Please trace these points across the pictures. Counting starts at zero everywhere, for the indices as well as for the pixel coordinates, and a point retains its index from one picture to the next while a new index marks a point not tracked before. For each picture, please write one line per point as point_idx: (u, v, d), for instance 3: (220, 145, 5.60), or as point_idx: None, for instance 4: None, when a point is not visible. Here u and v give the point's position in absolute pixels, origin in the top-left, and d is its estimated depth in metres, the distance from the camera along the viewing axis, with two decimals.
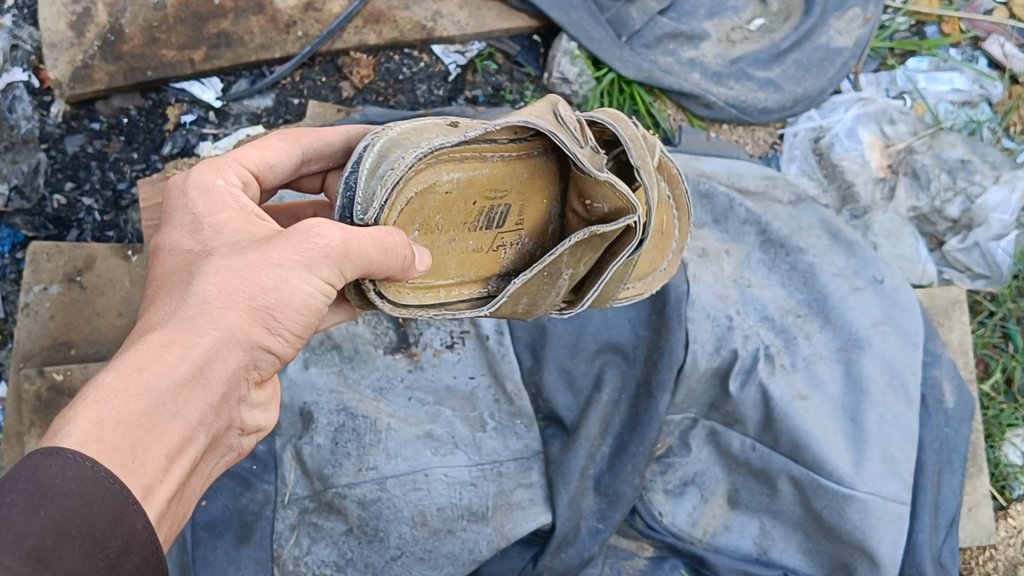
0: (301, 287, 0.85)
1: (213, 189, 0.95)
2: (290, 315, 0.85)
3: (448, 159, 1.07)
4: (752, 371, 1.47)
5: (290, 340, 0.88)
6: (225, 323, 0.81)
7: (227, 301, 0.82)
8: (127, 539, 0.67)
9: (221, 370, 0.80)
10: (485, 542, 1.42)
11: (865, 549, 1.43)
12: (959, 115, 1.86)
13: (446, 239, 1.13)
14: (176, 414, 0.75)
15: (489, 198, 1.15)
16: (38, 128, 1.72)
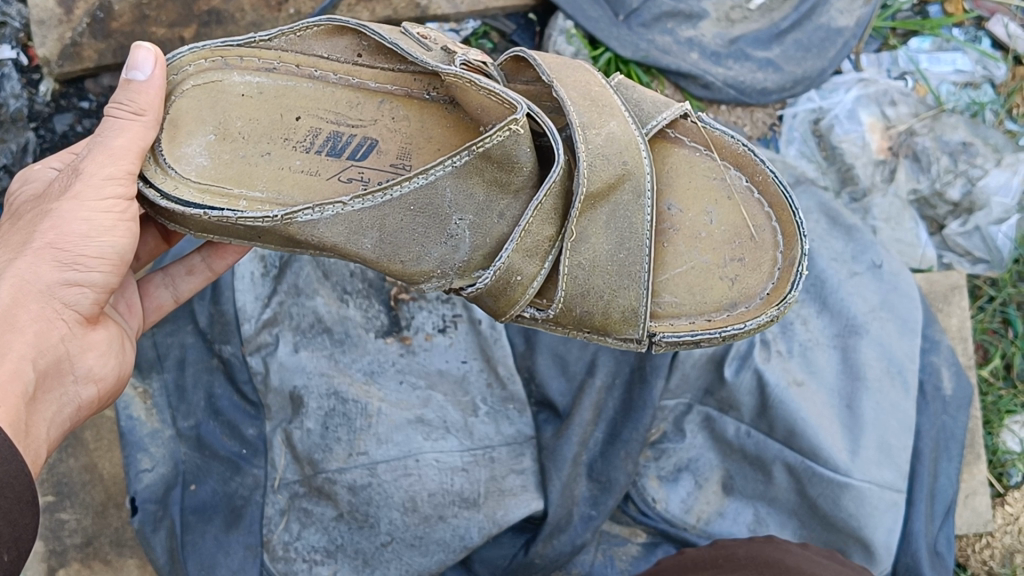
0: (79, 216, 1.02)
1: (32, 173, 1.19)
2: (78, 242, 1.02)
3: (245, 65, 1.17)
4: (747, 357, 1.46)
5: (96, 266, 1.04)
6: (20, 270, 1.00)
7: (16, 254, 1.01)
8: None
9: (25, 311, 0.99)
10: (476, 529, 1.40)
11: (861, 538, 1.42)
12: (961, 97, 1.83)
13: (258, 151, 1.14)
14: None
15: (331, 123, 1.17)
16: (26, 106, 1.70)
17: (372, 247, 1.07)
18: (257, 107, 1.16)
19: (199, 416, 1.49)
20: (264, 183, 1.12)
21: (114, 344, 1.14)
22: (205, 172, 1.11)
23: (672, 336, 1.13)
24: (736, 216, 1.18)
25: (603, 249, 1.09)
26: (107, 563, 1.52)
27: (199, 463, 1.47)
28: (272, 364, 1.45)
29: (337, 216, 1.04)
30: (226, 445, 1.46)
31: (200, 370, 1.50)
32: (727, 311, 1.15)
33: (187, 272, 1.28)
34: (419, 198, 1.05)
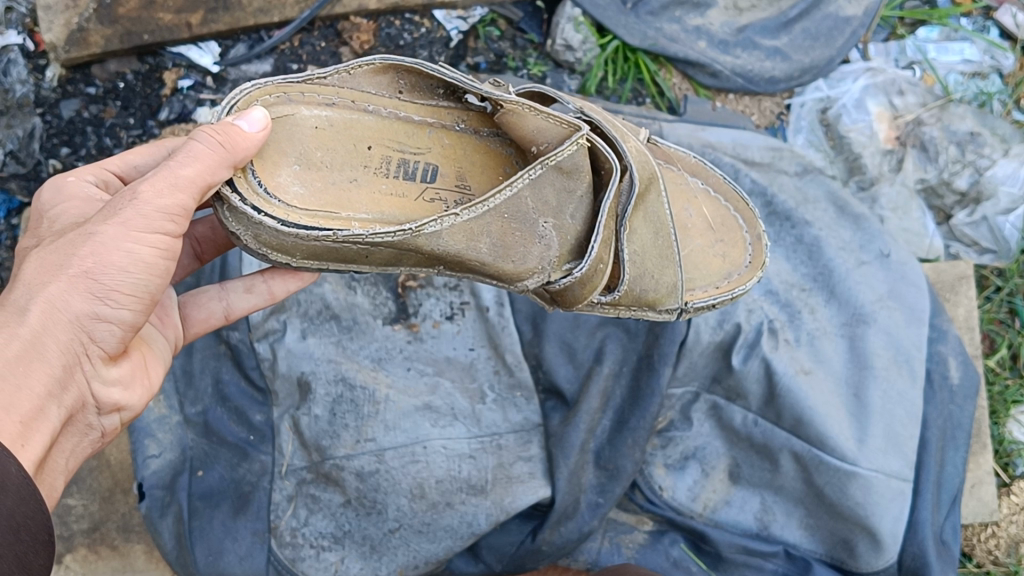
0: (123, 246, 0.88)
1: (63, 185, 1.06)
2: (117, 276, 0.88)
3: (308, 99, 1.05)
4: (755, 346, 1.46)
5: (127, 302, 0.90)
6: (50, 297, 0.86)
7: (47, 277, 0.87)
8: (3, 482, 0.71)
9: (54, 342, 0.85)
10: (483, 516, 1.40)
11: (867, 527, 1.42)
12: (968, 87, 1.83)
13: (343, 177, 1.07)
14: (22, 389, 0.82)
15: (396, 150, 1.11)
16: (33, 92, 1.70)
17: (484, 250, 1.07)
18: (330, 137, 1.06)
19: (206, 402, 1.48)
20: (366, 206, 1.07)
21: (139, 374, 1.02)
22: (306, 199, 1.02)
23: (700, 304, 1.27)
24: (703, 210, 1.34)
25: (646, 237, 1.18)
26: (113, 548, 1.53)
27: (206, 450, 1.46)
28: (279, 350, 1.45)
29: (459, 225, 1.02)
30: (234, 432, 1.46)
31: (207, 356, 1.49)
32: (728, 278, 1.31)
33: (244, 289, 1.18)
34: (512, 207, 1.07)
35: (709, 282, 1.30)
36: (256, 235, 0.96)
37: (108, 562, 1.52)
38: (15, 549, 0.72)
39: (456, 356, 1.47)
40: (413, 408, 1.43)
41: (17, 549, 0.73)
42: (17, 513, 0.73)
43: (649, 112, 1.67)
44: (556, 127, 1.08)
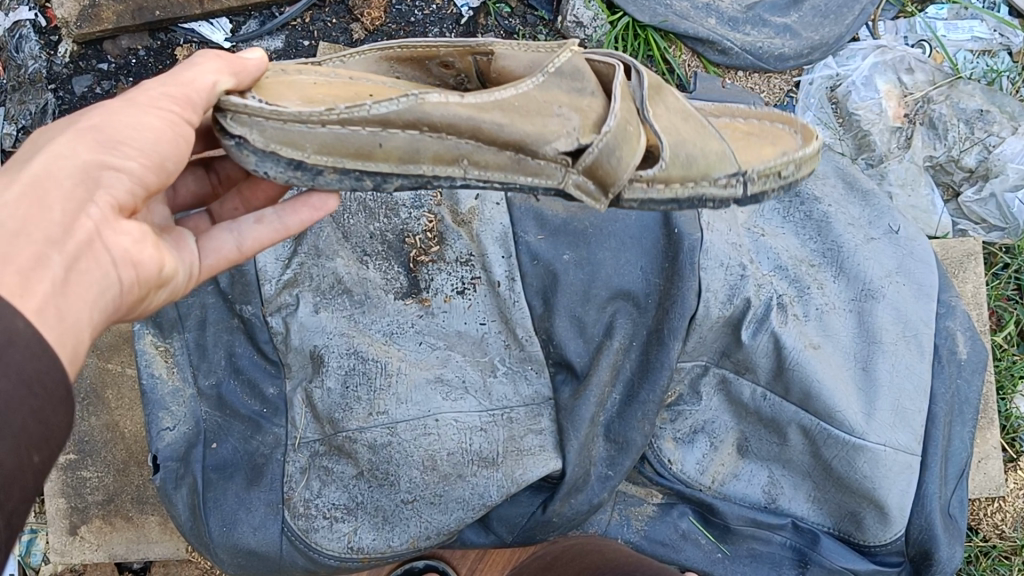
0: (129, 110, 0.89)
1: None
2: (124, 132, 0.88)
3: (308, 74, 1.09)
4: (764, 320, 1.45)
5: (138, 161, 0.88)
6: (54, 148, 0.84)
7: (55, 139, 0.86)
8: (10, 335, 0.67)
9: (56, 183, 0.82)
10: (495, 488, 1.41)
11: (874, 499, 1.44)
12: (977, 65, 1.84)
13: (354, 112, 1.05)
14: (18, 227, 0.77)
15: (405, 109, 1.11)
16: (45, 68, 1.73)
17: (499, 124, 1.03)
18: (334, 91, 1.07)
19: (219, 374, 1.50)
20: None
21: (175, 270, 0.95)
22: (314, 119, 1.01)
23: (756, 169, 1.19)
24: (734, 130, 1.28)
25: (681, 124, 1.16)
26: (128, 520, 1.56)
27: (219, 422, 1.49)
28: (292, 324, 1.46)
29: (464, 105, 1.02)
30: (247, 404, 1.48)
31: (220, 330, 1.50)
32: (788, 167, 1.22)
33: (255, 216, 1.07)
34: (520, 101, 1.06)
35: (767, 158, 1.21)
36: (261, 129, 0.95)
37: (121, 533, 1.56)
38: (29, 405, 0.67)
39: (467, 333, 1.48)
40: (424, 381, 1.44)
41: (29, 401, 0.66)
42: (28, 367, 0.67)
43: None
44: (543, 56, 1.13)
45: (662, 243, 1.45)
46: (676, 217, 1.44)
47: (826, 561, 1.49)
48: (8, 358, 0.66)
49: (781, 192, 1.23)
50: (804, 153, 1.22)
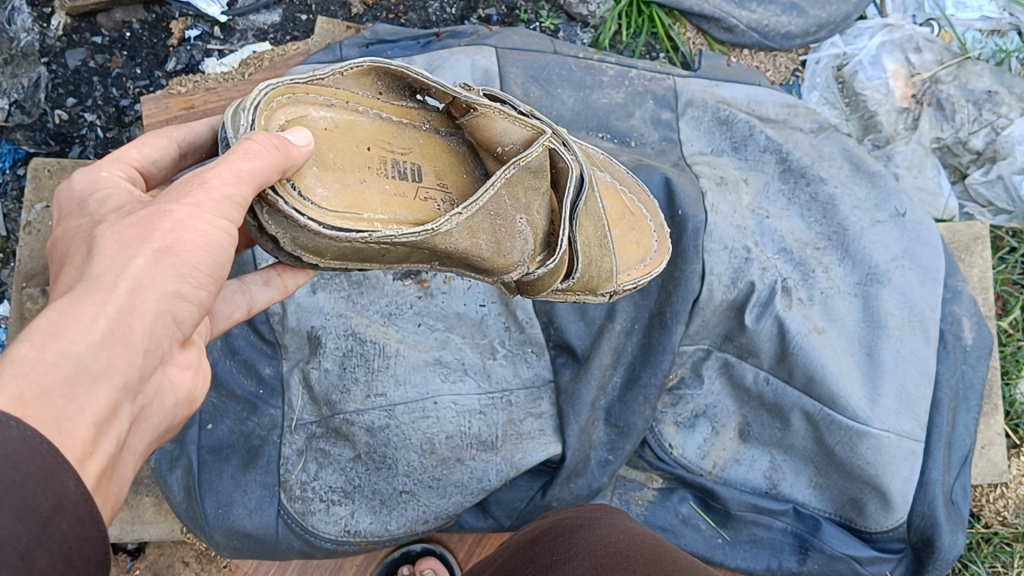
0: (198, 225, 0.76)
1: (95, 180, 0.87)
2: (198, 255, 0.76)
3: (311, 100, 0.98)
4: (768, 304, 1.43)
5: (201, 286, 0.77)
6: (131, 275, 0.71)
7: (130, 251, 0.73)
8: (60, 499, 0.58)
9: (140, 326, 0.71)
10: (494, 472, 1.39)
11: (877, 486, 1.43)
12: (986, 45, 1.79)
13: (356, 179, 1.00)
14: (100, 374, 0.67)
15: (387, 150, 1.06)
16: (38, 41, 1.71)
17: (480, 245, 1.04)
18: (338, 139, 1.00)
19: (214, 356, 1.45)
20: (381, 208, 1.01)
21: (201, 362, 0.86)
22: (332, 204, 0.95)
23: (624, 289, 1.31)
24: (617, 202, 1.35)
25: (590, 229, 1.20)
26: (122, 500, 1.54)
27: (215, 403, 1.44)
28: (289, 305, 1.43)
29: (463, 224, 1.00)
30: (243, 386, 1.45)
31: None
32: (642, 264, 1.34)
33: (264, 281, 1.05)
34: (498, 205, 1.05)
35: (629, 267, 1.33)
36: (294, 238, 0.89)
37: (116, 515, 1.53)
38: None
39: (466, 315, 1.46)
40: (423, 365, 1.42)
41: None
42: (74, 536, 0.59)
43: (662, 66, 1.65)
44: (520, 129, 1.11)
45: (666, 225, 1.44)
46: (680, 198, 1.42)
47: (828, 548, 1.47)
48: (56, 532, 0.57)
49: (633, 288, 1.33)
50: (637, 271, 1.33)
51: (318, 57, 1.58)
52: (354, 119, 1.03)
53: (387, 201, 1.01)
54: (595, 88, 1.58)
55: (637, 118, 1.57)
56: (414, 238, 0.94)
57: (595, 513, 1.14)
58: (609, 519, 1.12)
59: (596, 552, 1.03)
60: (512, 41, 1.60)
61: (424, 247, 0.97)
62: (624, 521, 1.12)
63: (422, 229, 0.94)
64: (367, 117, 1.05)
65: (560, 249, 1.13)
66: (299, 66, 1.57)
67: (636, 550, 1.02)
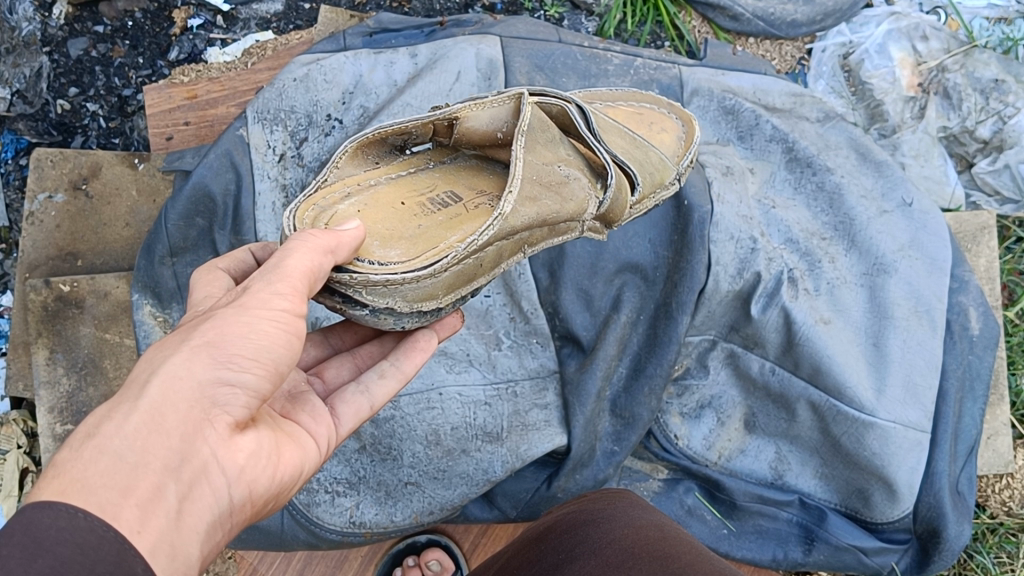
0: (243, 317, 0.73)
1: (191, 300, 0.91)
2: (243, 344, 0.72)
3: (331, 198, 0.96)
4: (774, 294, 1.42)
5: (255, 371, 0.73)
6: (171, 366, 0.69)
7: (172, 349, 0.71)
8: None
9: (183, 417, 0.68)
10: (500, 463, 1.39)
11: (883, 477, 1.43)
12: (993, 32, 1.78)
13: (413, 227, 0.97)
14: (137, 461, 0.63)
15: (420, 196, 1.04)
16: (40, 30, 1.70)
17: (546, 207, 1.00)
18: (375, 212, 0.98)
19: None
20: (450, 233, 0.97)
21: (281, 456, 0.79)
22: (410, 254, 0.92)
23: (686, 170, 1.29)
24: (621, 114, 1.35)
25: (617, 144, 1.19)
26: None
27: None
28: None
29: (520, 197, 0.96)
30: None
31: None
32: (684, 141, 1.33)
33: (378, 371, 0.99)
34: (536, 171, 1.03)
35: (675, 149, 1.31)
36: (399, 294, 0.88)
37: None
38: None
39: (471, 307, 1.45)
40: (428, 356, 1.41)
41: None
42: None
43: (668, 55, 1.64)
44: (502, 106, 1.08)
45: (672, 215, 1.43)
46: (686, 189, 1.41)
47: (833, 538, 1.47)
48: None
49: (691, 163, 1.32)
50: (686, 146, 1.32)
51: (321, 46, 1.57)
52: (376, 190, 1.01)
53: (450, 225, 0.98)
54: (601, 78, 1.57)
55: None
56: (490, 232, 0.91)
57: (599, 507, 1.13)
58: (614, 513, 1.10)
59: (607, 549, 1.02)
60: (517, 29, 1.59)
61: (502, 236, 0.95)
62: (628, 513, 1.11)
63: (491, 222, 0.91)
64: (384, 184, 1.03)
65: (608, 162, 1.09)
66: (303, 55, 1.56)
67: (643, 548, 1.01)
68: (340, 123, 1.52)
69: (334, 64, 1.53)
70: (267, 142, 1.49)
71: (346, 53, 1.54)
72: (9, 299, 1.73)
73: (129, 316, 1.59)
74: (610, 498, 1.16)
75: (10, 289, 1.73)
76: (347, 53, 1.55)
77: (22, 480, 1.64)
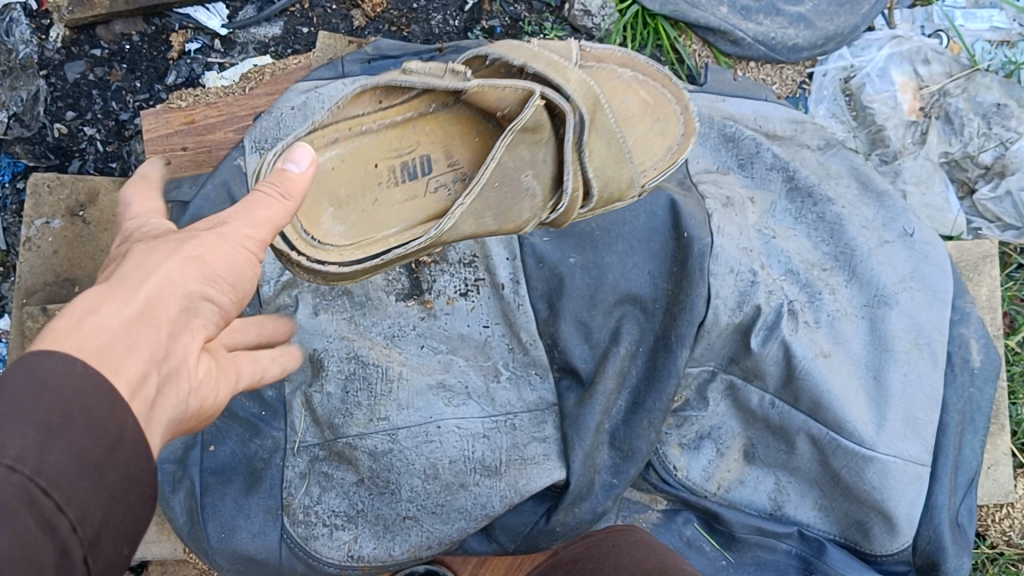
0: (223, 245, 0.85)
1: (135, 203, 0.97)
2: (220, 261, 0.84)
3: (318, 143, 1.15)
4: (774, 327, 1.41)
5: (226, 286, 0.85)
6: (165, 269, 0.80)
7: (161, 255, 0.81)
8: (121, 430, 0.65)
9: (168, 316, 0.78)
10: (497, 498, 1.38)
11: (883, 510, 1.42)
12: (995, 55, 1.78)
13: (369, 203, 1.19)
14: (131, 343, 0.72)
15: (394, 157, 1.22)
16: (37, 53, 1.71)
17: (490, 224, 1.15)
18: (348, 172, 1.18)
19: None
20: (395, 221, 1.19)
21: (217, 380, 0.89)
22: (350, 235, 1.16)
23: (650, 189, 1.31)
24: (637, 95, 1.35)
25: (598, 149, 1.22)
26: None
27: (219, 424, 1.46)
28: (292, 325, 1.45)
29: (466, 212, 1.10)
30: (245, 407, 1.46)
31: None
32: (670, 151, 1.33)
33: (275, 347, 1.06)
34: (500, 173, 1.13)
35: (656, 160, 1.32)
36: (324, 275, 1.10)
37: None
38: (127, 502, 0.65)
39: (453, 326, 1.46)
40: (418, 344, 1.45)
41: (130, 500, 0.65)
42: (134, 470, 0.66)
43: None
44: (513, 91, 1.15)
45: (671, 247, 1.42)
46: (686, 220, 1.40)
47: (832, 571, 1.47)
48: (118, 459, 0.64)
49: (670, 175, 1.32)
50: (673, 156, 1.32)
51: (319, 73, 1.57)
52: (358, 145, 1.19)
53: (400, 213, 1.20)
54: None
55: None
56: (417, 245, 1.08)
57: (606, 552, 1.10)
58: (620, 559, 1.08)
59: None
60: None
61: (432, 246, 1.12)
62: (635, 556, 1.08)
63: (426, 237, 1.07)
64: (371, 134, 1.20)
65: (566, 194, 1.16)
66: (302, 82, 1.56)
67: None
68: None
69: (331, 91, 1.52)
70: None
71: (343, 80, 1.53)
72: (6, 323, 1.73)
73: None
74: (613, 541, 1.14)
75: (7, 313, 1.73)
76: (344, 80, 1.53)
77: None
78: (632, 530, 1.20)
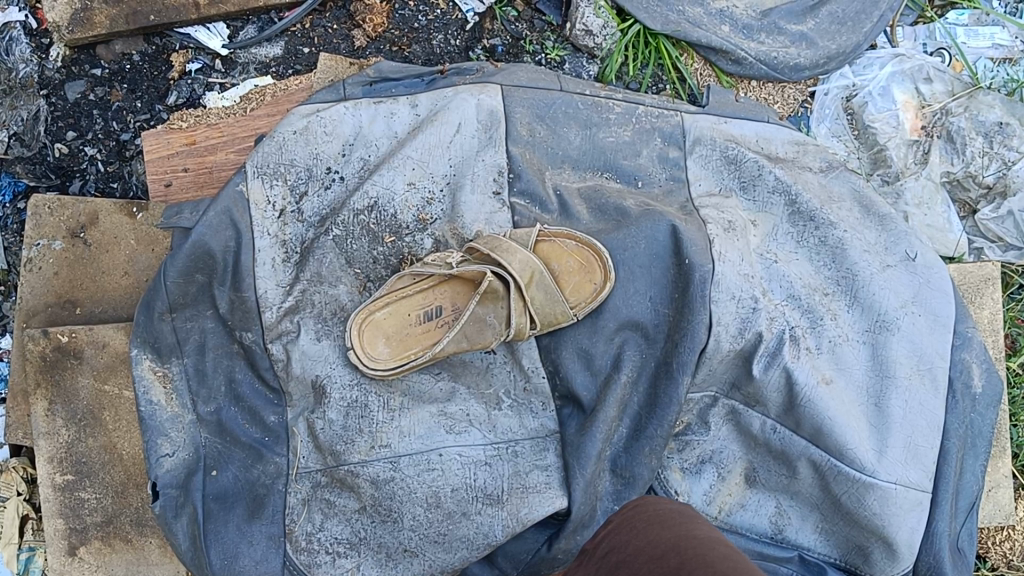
0: None
1: None
2: None
3: (376, 303, 1.42)
4: (776, 355, 1.41)
5: None
6: None
7: None
8: None
9: None
10: (500, 527, 1.39)
11: (883, 536, 1.43)
12: (997, 73, 1.78)
13: (386, 311, 1.42)
14: None
15: (404, 297, 1.42)
16: (37, 72, 1.71)
17: (464, 342, 1.36)
18: (390, 310, 1.42)
19: (219, 401, 1.50)
20: (418, 344, 1.41)
21: None
22: (393, 355, 1.41)
23: (582, 311, 1.39)
24: (580, 258, 1.42)
25: (544, 301, 1.37)
26: (128, 542, 1.57)
27: (220, 449, 1.49)
28: (293, 352, 1.44)
29: (450, 339, 1.35)
30: (249, 433, 1.48)
31: (219, 355, 1.50)
32: (593, 290, 1.40)
33: None
34: (465, 328, 1.35)
35: (579, 295, 1.40)
36: (372, 366, 1.40)
37: (121, 555, 1.57)
38: None
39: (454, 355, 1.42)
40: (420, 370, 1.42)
41: None
42: None
43: (670, 102, 1.63)
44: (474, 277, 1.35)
45: (672, 273, 1.42)
46: (687, 247, 1.41)
47: None
48: None
49: (595, 300, 1.39)
50: (593, 300, 1.39)
51: (320, 96, 1.56)
52: (395, 286, 1.42)
53: (409, 316, 1.42)
54: (602, 126, 1.56)
55: (645, 157, 1.56)
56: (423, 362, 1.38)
57: (622, 544, 1.07)
58: (636, 547, 1.05)
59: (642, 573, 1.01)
60: (518, 78, 1.57)
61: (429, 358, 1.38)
62: (650, 540, 1.04)
63: (424, 361, 1.36)
64: (406, 283, 1.42)
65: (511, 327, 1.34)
66: (302, 106, 1.55)
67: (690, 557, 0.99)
68: (341, 176, 1.51)
69: (332, 115, 1.51)
70: (266, 197, 1.48)
71: (345, 103, 1.52)
72: (7, 342, 1.73)
73: (128, 369, 1.57)
74: (628, 522, 1.11)
75: (9, 332, 1.73)
76: (346, 103, 1.53)
77: (22, 528, 1.66)
78: (642, 501, 1.15)
